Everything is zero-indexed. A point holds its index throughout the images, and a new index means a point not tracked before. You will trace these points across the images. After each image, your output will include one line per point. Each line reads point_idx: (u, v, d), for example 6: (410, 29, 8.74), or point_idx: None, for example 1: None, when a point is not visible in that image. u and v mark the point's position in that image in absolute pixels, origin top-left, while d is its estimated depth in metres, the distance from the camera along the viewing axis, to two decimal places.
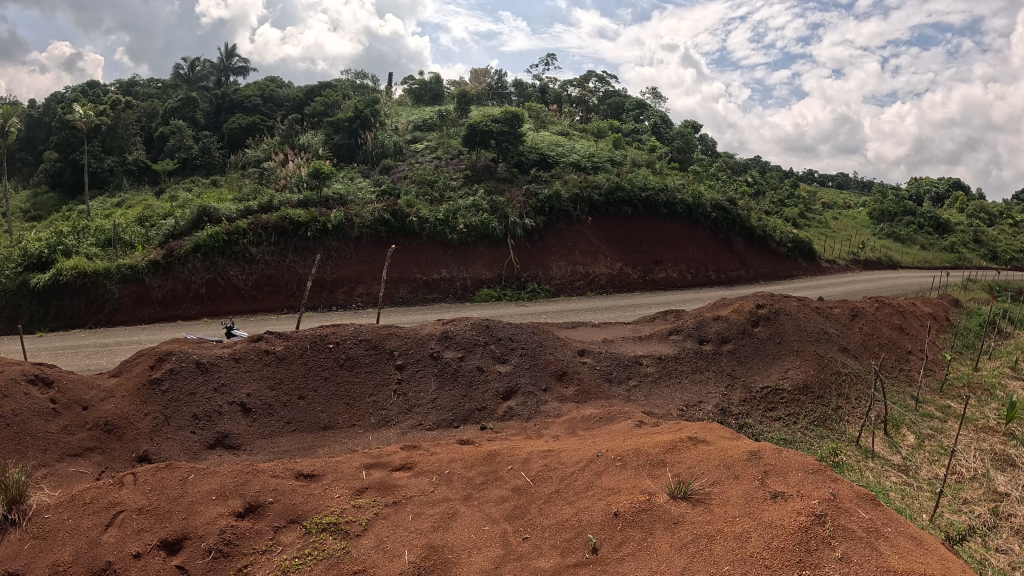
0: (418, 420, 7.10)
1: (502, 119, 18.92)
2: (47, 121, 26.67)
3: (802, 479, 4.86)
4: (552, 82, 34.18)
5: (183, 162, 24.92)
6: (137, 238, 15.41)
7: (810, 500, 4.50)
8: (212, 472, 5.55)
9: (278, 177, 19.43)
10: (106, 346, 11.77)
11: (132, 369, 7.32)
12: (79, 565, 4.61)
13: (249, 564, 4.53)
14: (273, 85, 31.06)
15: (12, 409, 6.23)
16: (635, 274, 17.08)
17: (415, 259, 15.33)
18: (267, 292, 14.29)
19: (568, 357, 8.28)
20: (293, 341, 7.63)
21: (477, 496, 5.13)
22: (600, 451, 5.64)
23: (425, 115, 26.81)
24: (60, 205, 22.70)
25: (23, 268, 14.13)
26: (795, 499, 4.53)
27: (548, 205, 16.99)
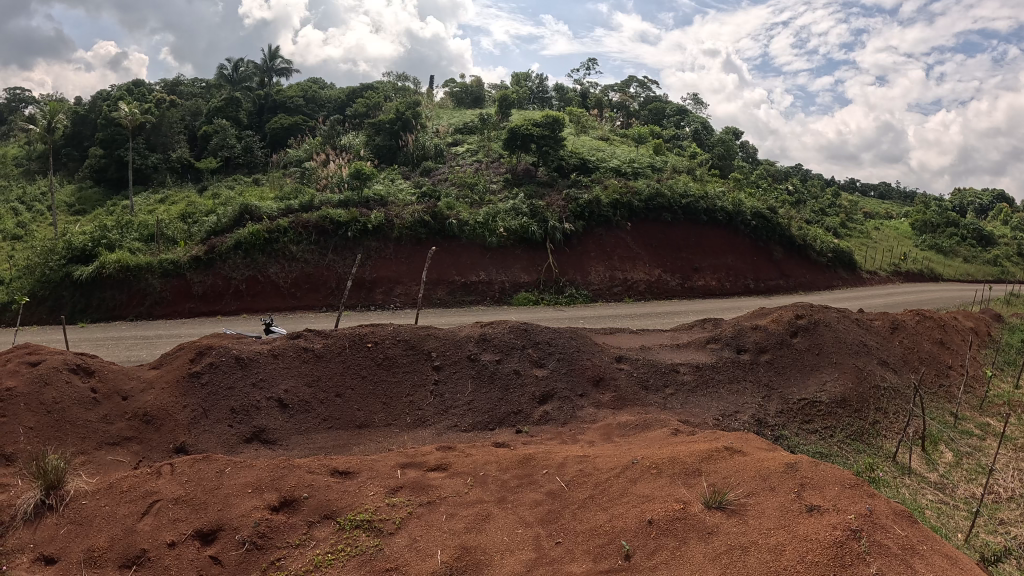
0: (454, 422, 7.12)
1: (543, 123, 18.93)
2: (92, 117, 27.23)
3: (838, 492, 4.78)
4: (593, 87, 34.14)
5: (226, 161, 25.39)
6: (180, 234, 15.78)
7: (846, 515, 4.42)
8: (249, 465, 5.63)
9: (319, 177, 19.71)
10: (148, 339, 12.05)
11: (172, 362, 7.47)
12: (114, 551, 4.73)
13: (281, 558, 4.61)
14: (316, 87, 31.50)
15: (53, 398, 6.44)
16: (673, 281, 16.92)
17: (454, 261, 15.42)
18: (306, 290, 14.47)
19: (605, 362, 8.22)
20: (331, 339, 7.71)
21: (511, 499, 5.14)
22: (636, 458, 5.59)
23: (466, 118, 26.95)
24: (104, 200, 23.28)
25: (68, 260, 14.52)
26: (831, 513, 4.47)
27: (587, 210, 16.96)
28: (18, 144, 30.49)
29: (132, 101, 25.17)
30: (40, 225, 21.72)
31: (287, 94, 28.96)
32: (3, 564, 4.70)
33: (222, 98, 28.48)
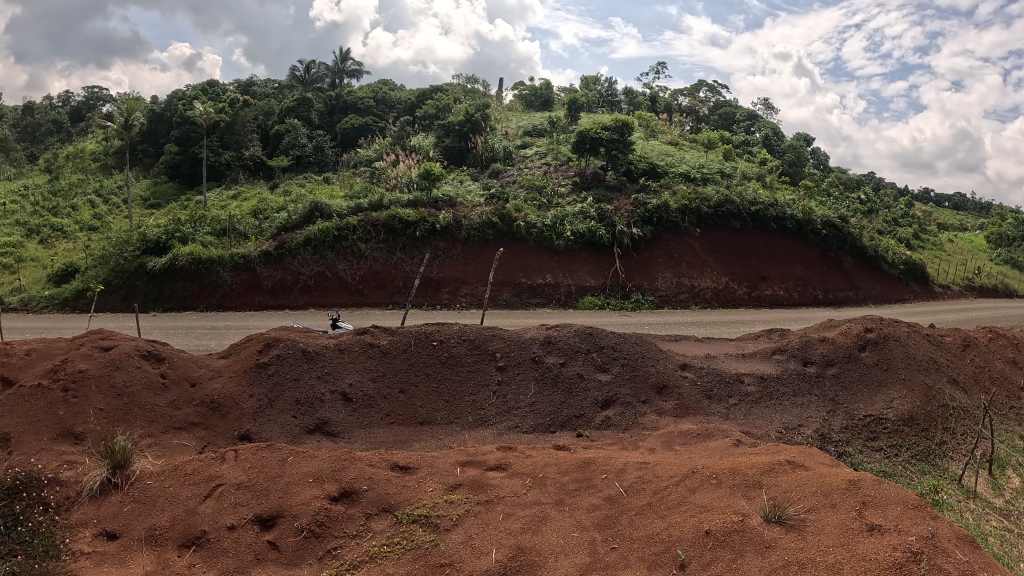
0: (515, 423, 7.16)
1: (612, 127, 18.73)
2: (168, 115, 28.23)
3: (900, 513, 4.63)
4: (662, 91, 33.77)
5: (297, 159, 26.02)
6: (250, 230, 16.36)
7: (908, 537, 4.28)
8: (310, 456, 5.77)
9: (388, 177, 20.03)
10: (216, 329, 12.50)
11: (240, 352, 7.73)
12: (175, 531, 4.93)
13: (339, 548, 4.72)
14: (385, 87, 32.03)
15: (124, 382, 6.75)
16: (741, 289, 16.52)
17: (520, 262, 15.54)
18: (373, 287, 14.74)
19: (669, 369, 8.06)
20: (397, 336, 7.83)
21: (568, 503, 5.14)
22: (696, 467, 5.51)
23: (534, 121, 26.98)
24: (178, 195, 24.17)
25: (142, 251, 15.21)
26: (892, 533, 4.33)
27: (656, 215, 16.78)
28: (99, 139, 31.97)
29: (207, 101, 25.94)
30: (119, 218, 22.72)
31: (357, 96, 29.61)
32: (67, 536, 4.94)
33: (294, 98, 29.18)
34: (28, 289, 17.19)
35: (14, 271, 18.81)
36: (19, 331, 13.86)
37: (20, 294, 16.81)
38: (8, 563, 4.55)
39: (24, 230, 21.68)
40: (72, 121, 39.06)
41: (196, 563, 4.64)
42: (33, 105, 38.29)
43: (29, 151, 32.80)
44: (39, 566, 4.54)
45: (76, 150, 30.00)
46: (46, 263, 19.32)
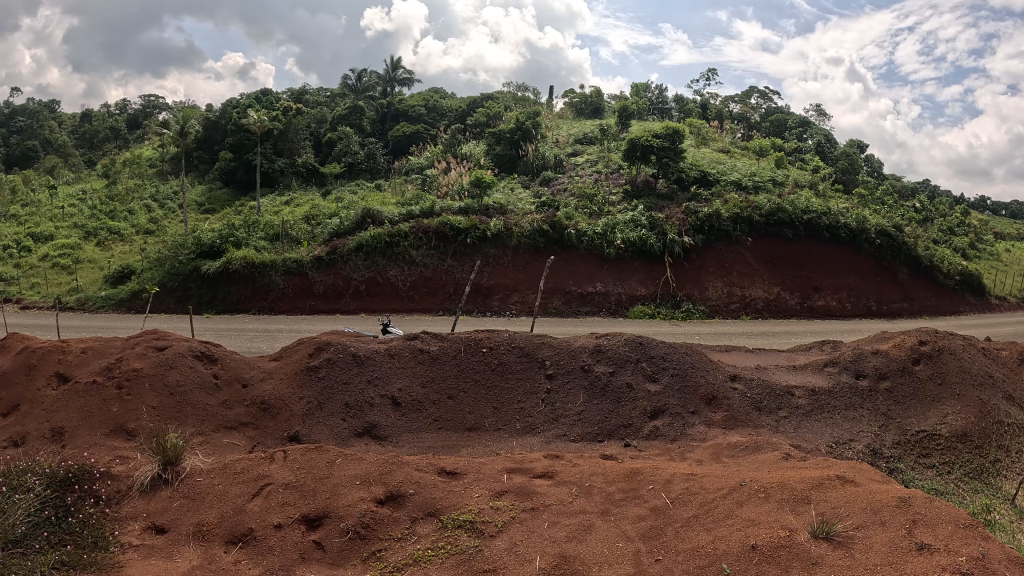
0: (562, 431, 7.15)
1: (663, 135, 18.60)
2: (222, 123, 28.94)
3: (952, 532, 4.48)
4: (713, 98, 33.46)
5: (349, 166, 26.47)
6: (302, 235, 17.07)
7: (957, 557, 4.14)
8: (358, 458, 5.84)
9: (440, 184, 20.27)
10: (268, 332, 12.84)
11: (291, 354, 7.90)
12: (222, 527, 5.05)
13: (384, 550, 4.77)
14: (436, 95, 32.38)
15: (178, 381, 6.97)
16: (792, 300, 16.13)
17: (571, 270, 15.69)
18: (423, 293, 15.28)
19: (719, 380, 7.92)
20: (447, 342, 7.90)
21: (614, 512, 5.11)
22: (744, 480, 5.43)
23: (584, 128, 26.94)
24: (232, 201, 24.83)
25: (197, 254, 16.16)
26: (942, 553, 4.20)
27: (707, 224, 16.52)
28: (156, 146, 33.05)
29: (261, 109, 26.58)
30: (174, 222, 23.41)
31: (408, 104, 29.97)
32: (117, 528, 5.10)
33: (347, 106, 29.73)
34: (87, 289, 17.87)
35: (74, 273, 19.56)
36: (78, 329, 14.44)
37: (79, 294, 17.48)
38: (58, 552, 4.72)
39: (85, 233, 22.56)
40: (129, 128, 40.45)
41: (241, 559, 4.75)
42: (95, 113, 39.77)
43: (90, 156, 34.08)
44: (88, 557, 4.69)
45: (133, 156, 31.04)
46: (104, 264, 20.05)
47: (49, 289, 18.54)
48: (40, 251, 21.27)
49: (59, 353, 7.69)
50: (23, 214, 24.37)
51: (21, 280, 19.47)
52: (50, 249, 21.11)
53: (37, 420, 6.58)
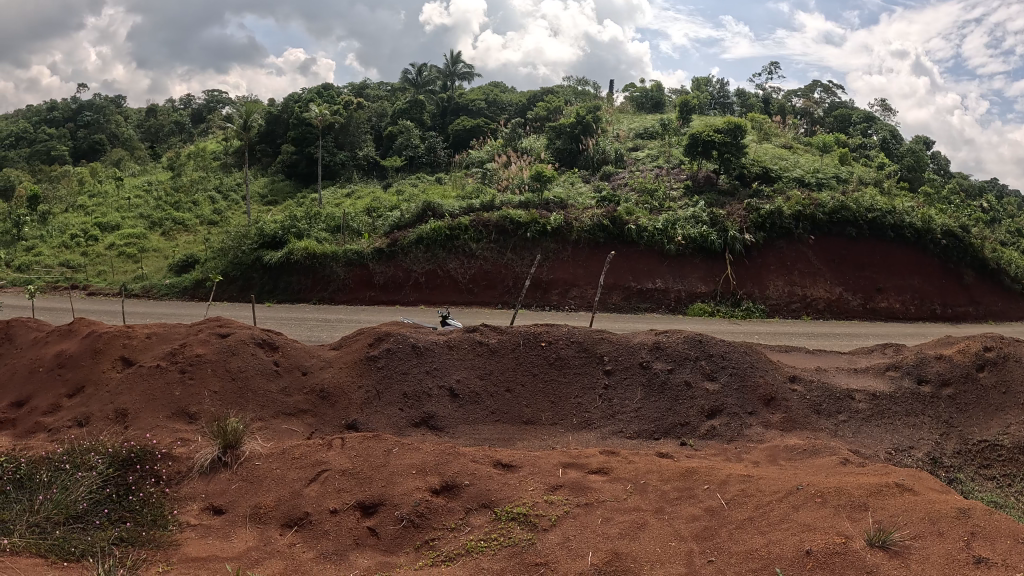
0: (618, 427, 7.12)
1: (725, 130, 18.30)
2: (284, 117, 29.67)
3: (1014, 548, 4.28)
4: (775, 92, 32.69)
5: (410, 160, 26.76)
6: (363, 227, 17.49)
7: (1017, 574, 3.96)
8: (414, 448, 5.92)
9: (500, 178, 20.38)
10: (328, 322, 13.17)
11: (351, 343, 8.08)
12: (279, 510, 5.20)
13: (437, 539, 4.84)
14: (495, 90, 32.47)
15: (240, 367, 7.21)
16: (855, 301, 15.66)
17: (630, 266, 15.66)
18: (483, 286, 15.56)
19: (778, 381, 7.75)
20: (506, 335, 7.96)
21: (668, 511, 5.06)
22: (801, 484, 5.30)
23: (645, 123, 26.60)
24: (294, 193, 25.44)
25: (260, 245, 17.07)
26: (1001, 569, 4.03)
27: (769, 221, 16.13)
28: (219, 140, 34.03)
29: (324, 103, 27.14)
30: (237, 213, 24.08)
31: (468, 98, 30.12)
32: (176, 508, 5.30)
33: (407, 100, 30.07)
34: (152, 277, 18.57)
35: (140, 261, 20.38)
36: (144, 315, 15.02)
37: (145, 282, 18.20)
38: (118, 529, 4.94)
39: (150, 223, 23.43)
40: (193, 122, 41.74)
41: (296, 542, 4.88)
42: (161, 108, 41.16)
43: (155, 150, 35.28)
44: (146, 534, 4.89)
45: (197, 149, 32.03)
46: (168, 254, 20.78)
47: (116, 277, 19.34)
48: (109, 240, 22.18)
49: (124, 338, 8.01)
50: (93, 205, 25.42)
51: (91, 268, 20.35)
52: (117, 238, 22.04)
53: (103, 402, 6.90)
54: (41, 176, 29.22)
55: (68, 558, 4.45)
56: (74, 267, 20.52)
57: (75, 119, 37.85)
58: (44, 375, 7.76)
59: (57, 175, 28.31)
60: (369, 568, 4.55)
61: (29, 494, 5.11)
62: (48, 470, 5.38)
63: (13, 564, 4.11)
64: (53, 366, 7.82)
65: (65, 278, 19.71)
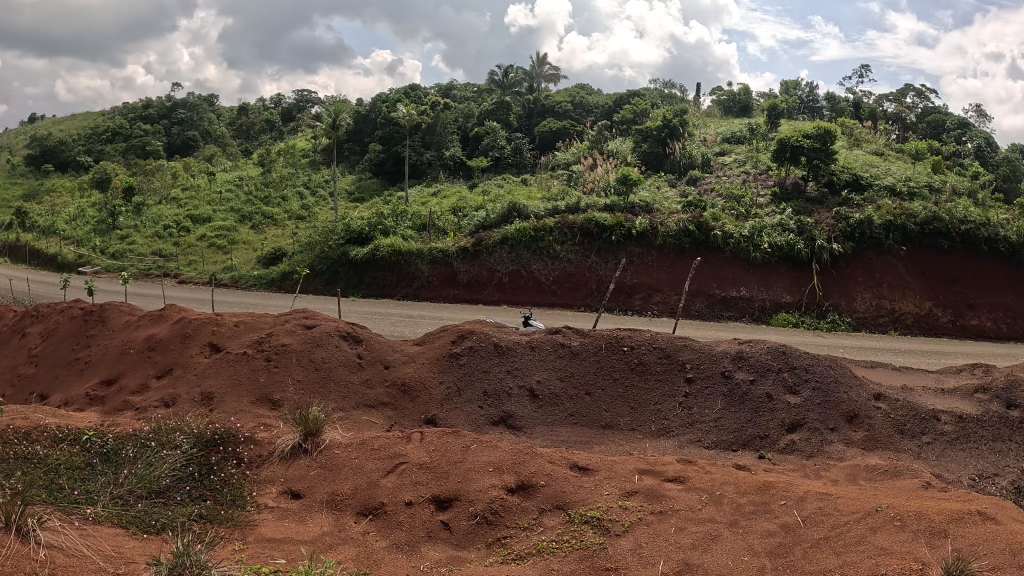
0: (697, 436, 6.99)
1: (814, 135, 17.61)
2: (372, 117, 30.52)
3: None
4: (866, 96, 31.25)
5: (496, 160, 26.99)
6: (449, 226, 17.81)
7: None
8: (492, 446, 5.98)
9: (586, 180, 20.38)
10: (411, 318, 13.50)
11: (434, 339, 8.24)
12: (355, 498, 5.36)
13: (509, 538, 4.89)
14: (581, 91, 32.37)
15: (325, 358, 7.49)
16: (944, 317, 14.81)
17: (715, 273, 15.37)
18: (566, 288, 15.64)
19: (862, 398, 7.41)
20: (588, 339, 7.94)
21: (743, 525, 4.94)
22: (880, 506, 5.07)
23: (733, 127, 25.98)
24: (381, 190, 26.14)
25: (346, 240, 17.69)
26: None
27: (858, 231, 15.37)
28: (307, 138, 35.27)
29: (412, 104, 27.77)
30: (323, 209, 24.92)
31: (555, 100, 30.16)
32: (255, 490, 5.55)
33: (494, 101, 30.39)
34: (241, 268, 19.43)
35: (230, 253, 21.38)
36: (233, 304, 15.79)
37: (235, 272, 19.09)
38: (198, 506, 5.18)
39: (240, 216, 24.54)
40: (283, 120, 43.37)
41: (370, 531, 5.02)
42: (252, 106, 42.93)
43: (246, 146, 36.86)
44: (226, 512, 5.13)
45: (286, 146, 33.25)
46: (257, 246, 21.73)
47: (206, 267, 20.34)
48: (200, 231, 23.36)
49: (213, 325, 8.43)
50: (185, 198, 26.77)
51: (182, 257, 21.49)
52: (208, 230, 23.17)
53: (190, 384, 7.31)
54: (137, 168, 30.91)
55: (149, 530, 4.69)
56: (166, 256, 21.71)
57: (171, 115, 39.88)
58: (135, 356, 8.26)
59: (154, 168, 29.95)
60: (439, 561, 4.65)
61: (115, 467, 5.44)
62: (135, 446, 5.72)
63: (96, 533, 4.38)
64: (144, 348, 8.30)
65: (158, 266, 20.89)
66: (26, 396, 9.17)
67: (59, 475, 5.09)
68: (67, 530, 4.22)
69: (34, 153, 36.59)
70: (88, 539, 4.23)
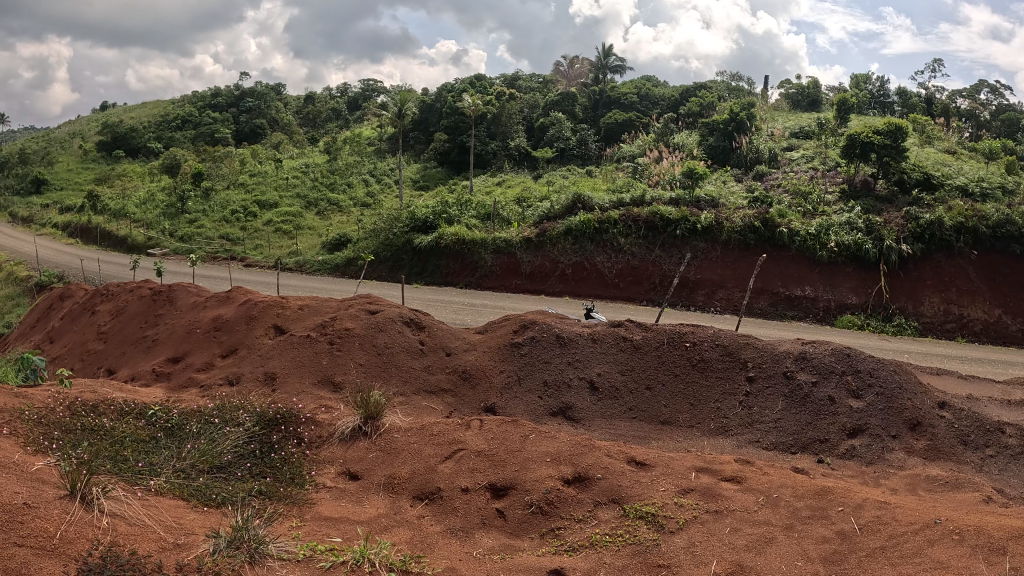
0: (756, 437, 6.88)
1: (885, 131, 17.11)
2: (437, 106, 30.89)
3: None
4: (939, 92, 29.84)
5: (560, 152, 26.95)
6: (513, 216, 17.89)
7: None
8: (550, 437, 6.02)
9: (651, 173, 20.16)
10: (473, 306, 13.67)
11: (496, 329, 8.33)
12: (412, 482, 5.49)
13: (563, 529, 4.93)
14: (647, 83, 31.95)
15: (388, 343, 7.67)
16: (1016, 326, 13.90)
17: (780, 271, 15.02)
18: (629, 282, 15.54)
19: (926, 406, 7.13)
20: (651, 333, 7.89)
21: (798, 529, 4.85)
22: (940, 518, 4.88)
23: (802, 121, 25.21)
24: (445, 179, 26.46)
25: (411, 228, 18.02)
26: None
27: (928, 232, 14.65)
28: (373, 127, 35.87)
29: (478, 94, 27.98)
30: (388, 196, 25.36)
31: (620, 91, 29.87)
32: (315, 470, 5.74)
33: (560, 92, 30.33)
34: (307, 253, 19.98)
35: (295, 238, 21.99)
36: (297, 287, 16.27)
37: (300, 257, 19.64)
38: (258, 482, 5.39)
39: (307, 203, 25.21)
40: (349, 109, 44.21)
41: (425, 515, 5.13)
42: (319, 95, 43.91)
43: (313, 134, 37.72)
44: (285, 490, 5.32)
45: (352, 134, 33.90)
46: (321, 232, 22.30)
47: (272, 251, 20.99)
48: (267, 216, 24.09)
49: (278, 307, 8.71)
50: (253, 184, 27.61)
51: (249, 241, 22.23)
52: (275, 216, 23.88)
53: (254, 364, 7.59)
54: (207, 154, 31.98)
55: (209, 503, 4.90)
56: (233, 240, 22.48)
57: (240, 104, 41.09)
58: (202, 335, 8.62)
59: (223, 155, 30.94)
60: (492, 548, 4.72)
61: (180, 441, 5.70)
62: (199, 423, 5.98)
63: (158, 504, 4.61)
64: (210, 328, 8.66)
65: (225, 250, 21.66)
66: (94, 369, 9.65)
67: (125, 446, 5.38)
68: (130, 499, 4.46)
69: (107, 140, 38.11)
70: (151, 510, 4.46)
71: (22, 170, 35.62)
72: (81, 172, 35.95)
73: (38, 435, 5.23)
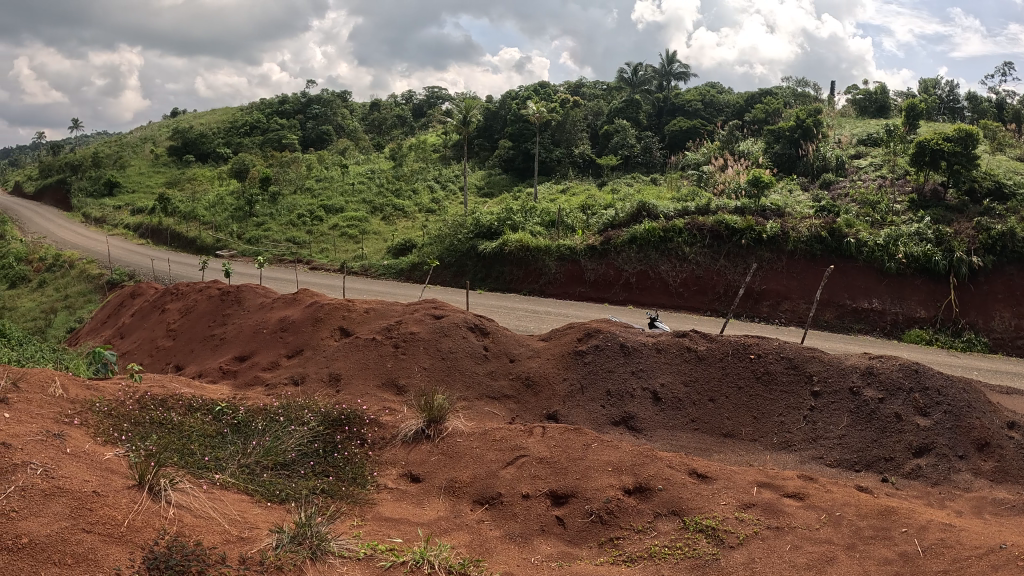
0: (819, 453, 6.75)
1: (955, 137, 16.39)
2: (501, 114, 31.29)
3: None
4: (1012, 96, 28.50)
5: (625, 159, 26.87)
6: (577, 223, 17.93)
7: None
8: (612, 445, 6.06)
9: (717, 181, 19.89)
10: (535, 313, 13.79)
11: (560, 336, 8.43)
12: (474, 486, 5.62)
13: (621, 538, 4.97)
14: (712, 89, 31.59)
15: (452, 348, 7.86)
16: None
17: (848, 282, 14.60)
18: (693, 291, 15.41)
19: (995, 427, 6.85)
20: (715, 344, 7.82)
21: (860, 549, 4.75)
22: (1006, 544, 4.68)
23: (871, 127, 24.42)
24: (509, 186, 26.73)
25: (475, 234, 18.31)
26: None
27: (1000, 243, 13.96)
28: (437, 134, 36.49)
29: (543, 102, 28.17)
30: (452, 203, 25.78)
31: (685, 97, 29.64)
32: (378, 470, 5.94)
33: (624, 99, 30.27)
34: (372, 257, 20.49)
35: (360, 243, 22.56)
36: (361, 291, 16.71)
37: (367, 261, 20.17)
38: (321, 480, 5.61)
39: (372, 208, 25.85)
40: (414, 116, 45.06)
41: (485, 519, 5.25)
42: (384, 103, 44.94)
43: (378, 140, 38.60)
44: (347, 489, 5.53)
45: (418, 141, 34.58)
46: (386, 237, 22.80)
47: (339, 255, 21.62)
48: (332, 221, 24.78)
49: (345, 310, 9.01)
50: (319, 189, 28.44)
51: (315, 244, 22.91)
52: (341, 221, 24.57)
53: (319, 365, 7.88)
54: (274, 159, 33.04)
55: (272, 499, 5.14)
56: (300, 243, 23.23)
57: (307, 111, 42.37)
58: (268, 336, 8.99)
59: (290, 160, 31.96)
60: (550, 555, 4.81)
61: (245, 437, 5.99)
62: (264, 421, 6.26)
63: (222, 497, 4.88)
64: (277, 329, 9.02)
65: (292, 253, 22.41)
66: (163, 364, 10.16)
67: (191, 441, 5.69)
68: (195, 491, 4.74)
69: (179, 145, 39.75)
70: (216, 503, 4.73)
71: (100, 172, 37.44)
72: (150, 176, 37.51)
73: (107, 427, 5.57)
